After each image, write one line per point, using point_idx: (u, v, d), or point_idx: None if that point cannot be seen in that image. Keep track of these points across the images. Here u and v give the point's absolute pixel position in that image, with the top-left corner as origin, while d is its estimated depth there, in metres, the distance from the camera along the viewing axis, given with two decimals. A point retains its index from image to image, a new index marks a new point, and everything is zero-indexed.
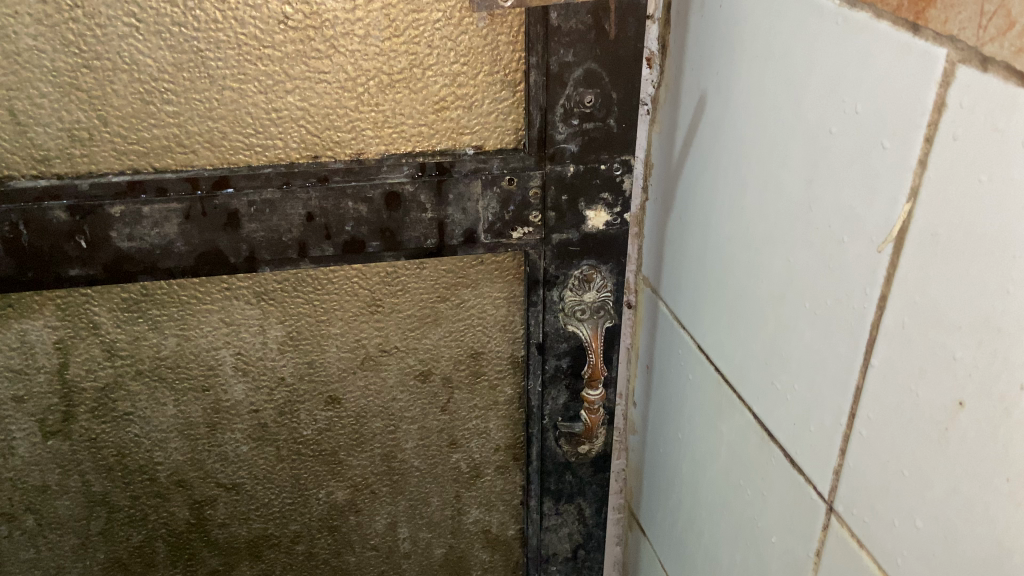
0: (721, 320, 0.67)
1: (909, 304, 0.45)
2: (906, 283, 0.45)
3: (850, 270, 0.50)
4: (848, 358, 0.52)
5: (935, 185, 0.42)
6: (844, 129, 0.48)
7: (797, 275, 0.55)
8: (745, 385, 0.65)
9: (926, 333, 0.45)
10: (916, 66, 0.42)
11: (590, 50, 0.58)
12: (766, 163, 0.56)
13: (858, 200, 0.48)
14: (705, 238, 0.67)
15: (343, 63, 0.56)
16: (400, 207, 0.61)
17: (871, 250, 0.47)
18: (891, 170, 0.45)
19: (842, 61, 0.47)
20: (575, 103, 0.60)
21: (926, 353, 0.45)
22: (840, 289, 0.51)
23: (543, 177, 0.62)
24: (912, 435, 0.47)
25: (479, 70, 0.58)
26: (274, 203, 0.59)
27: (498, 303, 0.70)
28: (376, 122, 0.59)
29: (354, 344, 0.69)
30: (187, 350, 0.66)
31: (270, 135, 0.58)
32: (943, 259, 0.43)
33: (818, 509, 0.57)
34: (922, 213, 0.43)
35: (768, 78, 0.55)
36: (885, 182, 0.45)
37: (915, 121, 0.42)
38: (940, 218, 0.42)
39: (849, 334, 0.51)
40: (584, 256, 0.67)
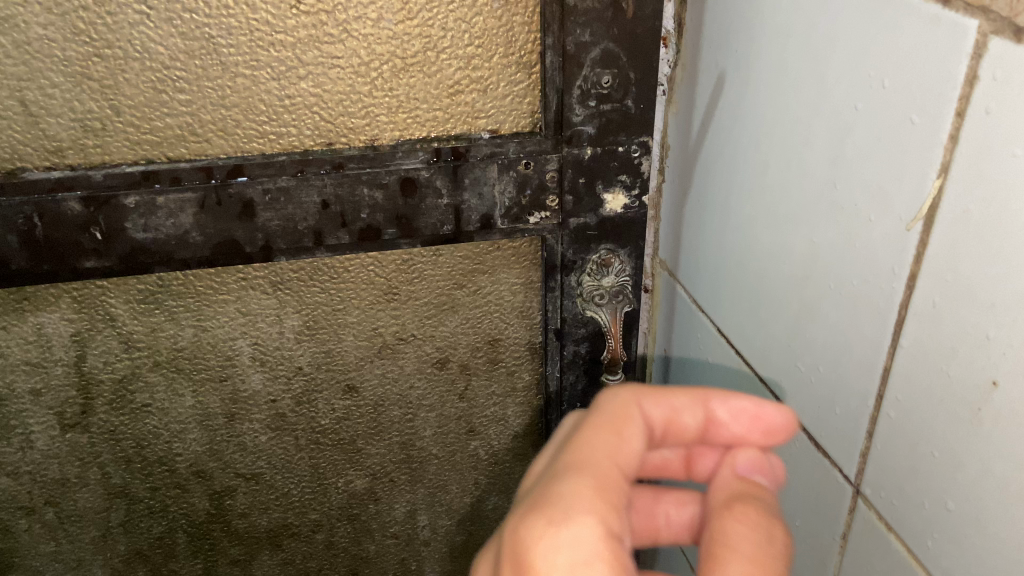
0: (741, 302, 0.66)
1: (940, 281, 0.45)
2: (937, 260, 0.44)
3: (878, 249, 0.49)
4: (876, 338, 0.51)
5: (966, 161, 0.41)
6: (870, 105, 0.47)
7: (822, 256, 0.54)
8: (767, 367, 0.64)
9: (958, 312, 0.44)
10: (947, 39, 0.41)
11: (607, 29, 0.57)
12: (788, 141, 0.55)
13: (886, 178, 0.47)
14: (725, 219, 0.66)
15: (356, 48, 0.55)
16: (416, 194, 0.60)
17: (900, 228, 0.46)
18: (921, 146, 0.44)
19: (868, 35, 0.46)
20: (592, 84, 0.59)
21: (959, 332, 0.44)
22: (867, 269, 0.50)
23: (560, 161, 0.61)
24: (943, 416, 0.46)
25: (494, 52, 0.58)
26: (289, 191, 0.58)
27: (515, 290, 0.69)
28: (390, 108, 0.58)
29: (371, 333, 0.68)
30: (204, 341, 0.65)
31: (284, 122, 0.57)
32: (974, 237, 0.42)
33: (844, 492, 0.57)
34: (954, 190, 0.42)
35: (790, 55, 0.54)
36: (915, 159, 0.44)
37: (946, 94, 0.41)
38: (972, 195, 0.41)
39: (877, 313, 0.50)
40: (602, 240, 0.66)
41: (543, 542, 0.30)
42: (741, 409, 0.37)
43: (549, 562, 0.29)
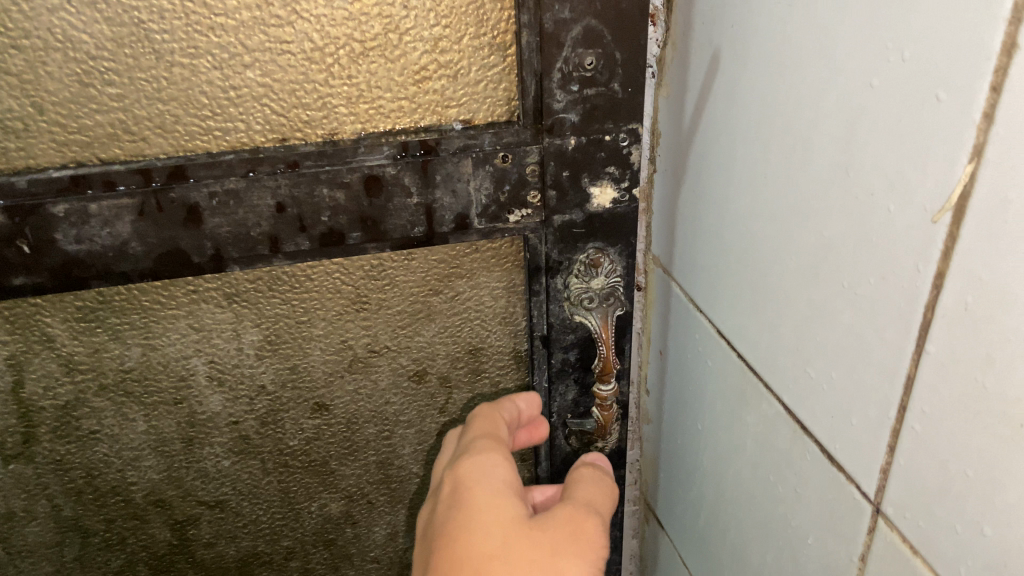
0: (744, 302, 0.60)
1: (973, 278, 0.37)
2: (970, 253, 0.37)
3: (899, 244, 0.42)
4: (896, 346, 0.44)
5: (1004, 138, 0.34)
6: (887, 82, 0.40)
7: (835, 251, 0.47)
8: (774, 374, 0.58)
9: (994, 315, 0.37)
10: (976, 3, 0.34)
11: (588, 4, 0.50)
12: (796, 125, 0.49)
13: (908, 162, 0.40)
14: (726, 211, 0.60)
15: (308, 31, 0.49)
16: (382, 193, 0.54)
17: (925, 220, 0.40)
18: (948, 126, 0.37)
19: (885, 1, 0.39)
20: (574, 66, 0.52)
21: (995, 336, 0.37)
22: (886, 267, 0.43)
23: (541, 152, 0.55)
24: (976, 434, 0.39)
25: (463, 33, 0.52)
26: (239, 194, 0.52)
27: (496, 295, 0.63)
28: (350, 98, 0.53)
29: (340, 346, 0.62)
30: (154, 361, 0.59)
31: (231, 116, 0.51)
32: (1015, 230, 0.34)
33: (862, 511, 0.50)
34: (989, 175, 0.35)
35: (798, 29, 0.47)
36: (942, 141, 0.37)
37: (977, 66, 0.35)
38: (1011, 180, 0.34)
39: (898, 317, 0.43)
40: (590, 238, 0.60)
41: (470, 467, 0.49)
42: (532, 400, 0.63)
43: (473, 467, 0.49)
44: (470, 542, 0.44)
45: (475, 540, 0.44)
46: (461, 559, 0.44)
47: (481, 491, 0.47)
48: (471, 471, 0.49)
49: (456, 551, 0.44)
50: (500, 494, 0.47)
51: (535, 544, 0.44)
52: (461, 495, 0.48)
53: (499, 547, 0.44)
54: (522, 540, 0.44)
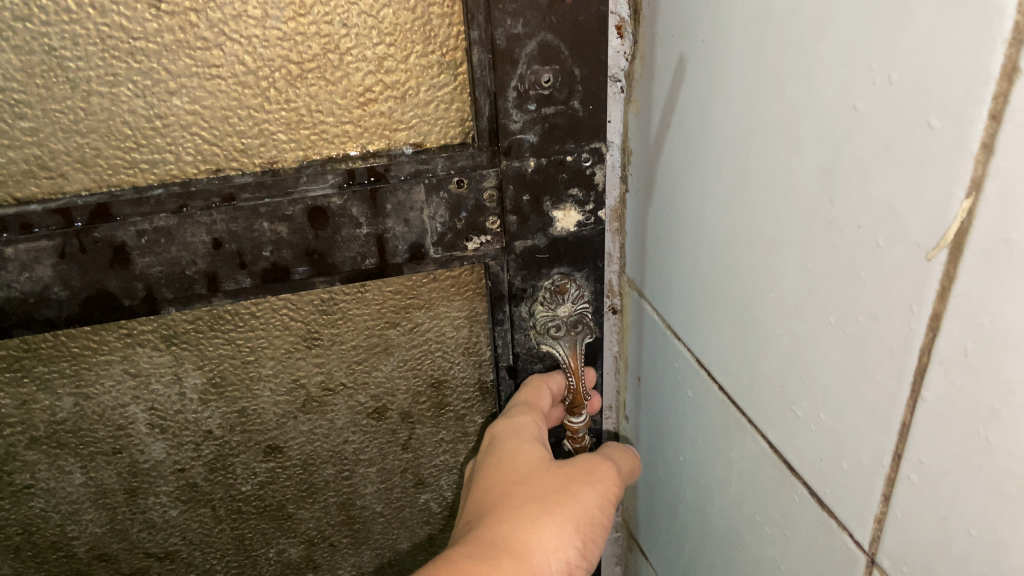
0: (719, 326, 0.53)
1: (969, 315, 0.30)
2: (971, 296, 0.30)
3: (887, 284, 0.35)
4: (887, 393, 0.36)
5: (1009, 173, 0.27)
6: (872, 107, 0.33)
7: (817, 287, 0.40)
8: (756, 406, 0.50)
9: (999, 361, 0.30)
10: (969, 29, 0.27)
11: (543, 19, 0.47)
12: (770, 146, 0.42)
13: (896, 196, 0.33)
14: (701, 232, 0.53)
15: (238, 53, 0.45)
16: (329, 225, 0.50)
17: (917, 255, 0.32)
18: (941, 159, 0.30)
19: (866, 14, 0.32)
20: (530, 83, 0.49)
21: (1000, 390, 0.30)
22: (875, 307, 0.36)
23: (498, 176, 0.52)
24: (978, 492, 0.32)
25: (409, 51, 0.48)
26: (171, 231, 0.48)
27: (458, 325, 0.59)
28: (289, 123, 0.48)
29: (292, 386, 0.58)
30: (89, 410, 0.55)
31: (158, 147, 0.47)
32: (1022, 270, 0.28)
33: (856, 560, 0.42)
34: (991, 209, 0.28)
35: (769, 41, 0.40)
36: (934, 175, 0.30)
37: (971, 96, 0.28)
38: (1018, 214, 0.27)
39: (889, 362, 0.36)
40: (554, 264, 0.56)
41: (504, 421, 0.55)
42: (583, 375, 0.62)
43: (508, 419, 0.55)
44: (499, 472, 0.51)
45: (504, 468, 0.51)
46: (492, 485, 0.51)
47: (512, 436, 0.53)
48: (504, 424, 0.55)
49: (484, 482, 0.51)
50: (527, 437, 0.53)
51: (551, 471, 0.51)
52: (494, 442, 0.54)
53: (520, 474, 0.51)
54: (541, 469, 0.51)
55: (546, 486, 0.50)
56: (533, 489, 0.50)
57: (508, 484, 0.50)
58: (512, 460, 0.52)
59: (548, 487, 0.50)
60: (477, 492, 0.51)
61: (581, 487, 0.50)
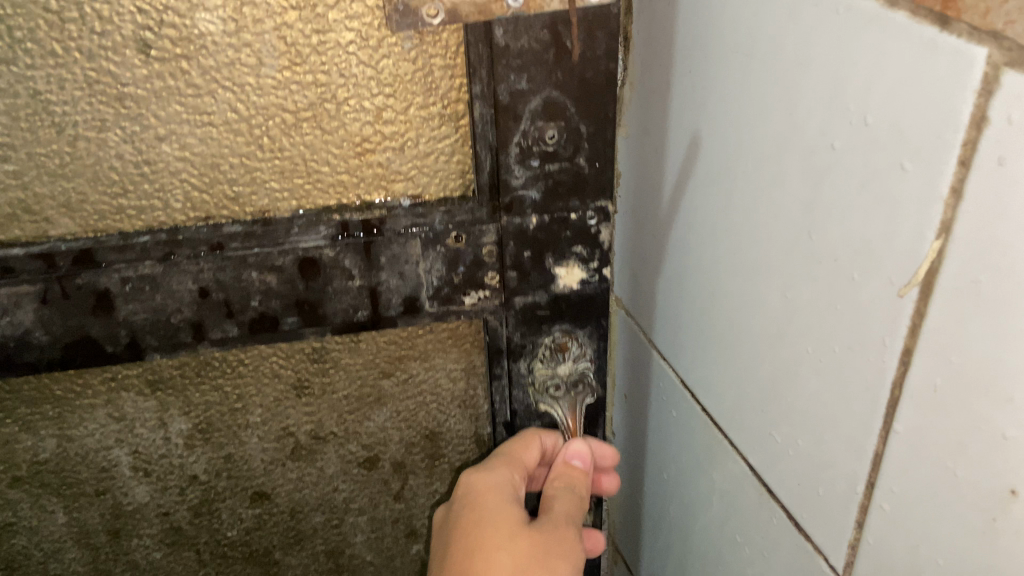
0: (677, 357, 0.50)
1: (938, 356, 0.28)
2: (944, 336, 0.27)
3: (852, 334, 0.32)
4: (852, 450, 0.33)
5: (978, 210, 0.25)
6: (838, 150, 0.30)
7: (780, 326, 0.37)
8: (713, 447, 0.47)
9: (970, 406, 0.27)
10: (942, 72, 0.25)
11: (549, 75, 0.45)
12: (730, 172, 0.39)
13: (865, 235, 0.30)
14: (654, 257, 0.50)
15: (231, 101, 0.44)
16: (320, 276, 0.49)
17: (884, 307, 0.29)
18: (912, 209, 0.27)
19: (827, 40, 0.30)
20: (534, 139, 0.47)
21: (970, 432, 0.27)
22: (840, 359, 0.33)
23: (498, 231, 0.50)
24: (950, 551, 0.29)
25: (409, 102, 0.46)
26: (156, 279, 0.46)
27: (454, 378, 0.57)
28: (283, 171, 0.47)
29: (280, 434, 0.56)
30: (71, 452, 0.53)
31: (146, 194, 0.45)
32: (995, 307, 0.25)
33: None
34: (962, 249, 0.26)
35: (729, 60, 0.37)
36: (904, 216, 0.28)
37: (944, 137, 0.25)
38: (989, 255, 0.25)
39: (854, 420, 0.33)
40: (555, 321, 0.54)
41: (483, 477, 0.51)
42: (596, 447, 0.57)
43: (487, 475, 0.51)
44: (480, 537, 0.46)
45: (487, 533, 0.46)
46: (473, 552, 0.46)
47: (492, 497, 0.49)
48: (483, 482, 0.50)
49: (463, 546, 0.46)
50: (507, 500, 0.49)
51: (535, 540, 0.46)
52: (471, 499, 0.49)
53: (504, 542, 0.46)
54: (525, 536, 0.46)
55: (531, 559, 0.45)
56: (519, 562, 0.45)
57: (491, 553, 0.45)
58: (494, 525, 0.47)
59: (533, 560, 0.45)
60: (454, 558, 0.46)
61: (564, 560, 0.46)
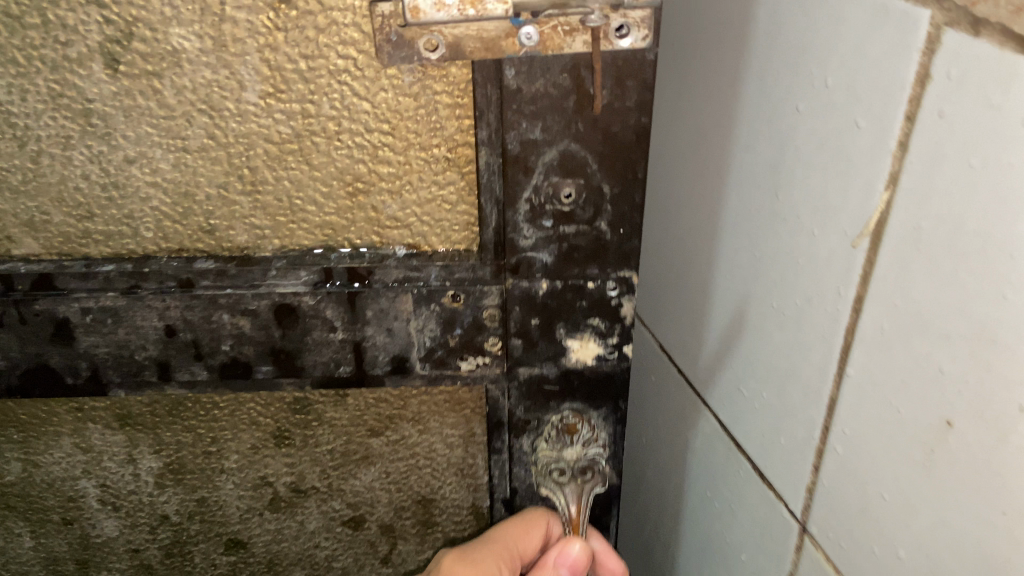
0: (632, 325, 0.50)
1: (884, 299, 0.26)
2: (886, 278, 0.26)
3: (795, 297, 0.31)
4: (794, 414, 0.33)
5: (912, 159, 0.24)
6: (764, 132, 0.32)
7: (746, 285, 0.35)
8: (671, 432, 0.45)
9: (907, 346, 0.26)
10: (888, 37, 0.24)
11: (567, 125, 0.38)
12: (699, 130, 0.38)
13: (822, 187, 0.28)
14: (638, 218, 0.47)
15: (208, 127, 0.39)
16: (298, 325, 0.43)
17: (838, 259, 0.28)
18: (862, 169, 0.26)
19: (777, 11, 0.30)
20: (547, 197, 0.40)
21: (910, 382, 0.26)
22: (781, 322, 0.33)
23: (502, 294, 0.43)
24: (896, 525, 0.27)
25: (408, 142, 0.40)
26: (119, 313, 0.42)
27: (452, 444, 0.51)
28: (265, 208, 0.42)
29: (257, 483, 0.52)
30: (38, 478, 0.51)
31: (114, 219, 0.41)
32: (932, 265, 0.24)
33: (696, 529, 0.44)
34: (908, 202, 0.24)
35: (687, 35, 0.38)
36: (854, 177, 0.27)
37: (892, 93, 0.24)
38: (931, 205, 0.24)
39: (802, 389, 0.32)
40: (565, 398, 0.47)
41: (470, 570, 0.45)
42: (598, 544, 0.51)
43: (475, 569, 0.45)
44: None
45: None
46: None
47: None
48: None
49: None
50: None
51: None
52: None
53: None
54: None
55: None
56: None
57: None
58: None
59: None
60: None
61: None
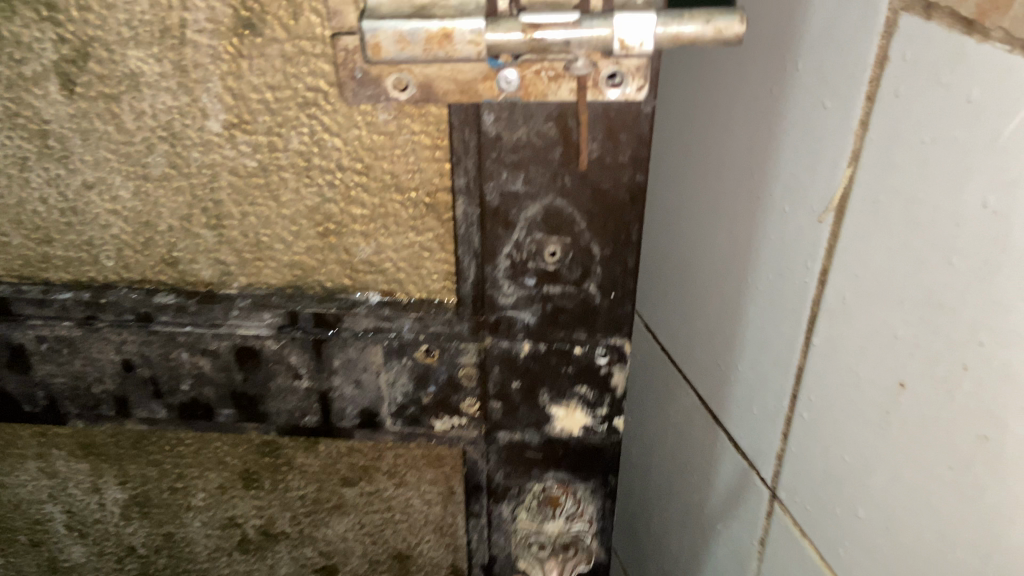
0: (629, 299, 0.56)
1: (863, 211, 0.30)
2: (874, 196, 0.29)
3: (901, 256, 0.29)
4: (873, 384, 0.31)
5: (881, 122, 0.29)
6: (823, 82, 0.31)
7: (778, 243, 0.36)
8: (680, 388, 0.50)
9: (926, 225, 0.27)
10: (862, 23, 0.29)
11: (553, 178, 0.34)
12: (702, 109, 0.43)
13: (939, 147, 0.26)
14: (653, 187, 0.51)
15: (169, 155, 0.36)
16: (260, 370, 0.40)
17: (864, 202, 0.30)
18: (912, 125, 0.27)
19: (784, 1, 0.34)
20: (529, 253, 0.36)
21: (891, 305, 0.29)
22: (883, 289, 0.30)
23: (480, 354, 0.39)
24: (898, 456, 0.30)
25: (383, 182, 0.37)
26: (75, 343, 0.40)
27: (430, 500, 0.47)
28: (230, 243, 0.39)
29: (225, 523, 0.49)
30: (4, 498, 0.49)
31: (74, 244, 0.39)
32: (922, 156, 0.27)
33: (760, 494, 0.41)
34: (864, 172, 0.30)
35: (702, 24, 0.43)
36: (899, 149, 0.28)
37: (931, 75, 0.26)
38: (915, 101, 0.27)
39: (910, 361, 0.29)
40: (549, 467, 0.43)
41: None
42: None
43: None
44: None
45: None
46: None
47: None
48: None
49: None
50: None
51: None
52: None
53: None
54: None
55: None
56: None
57: None
58: None
59: None
60: None
61: None
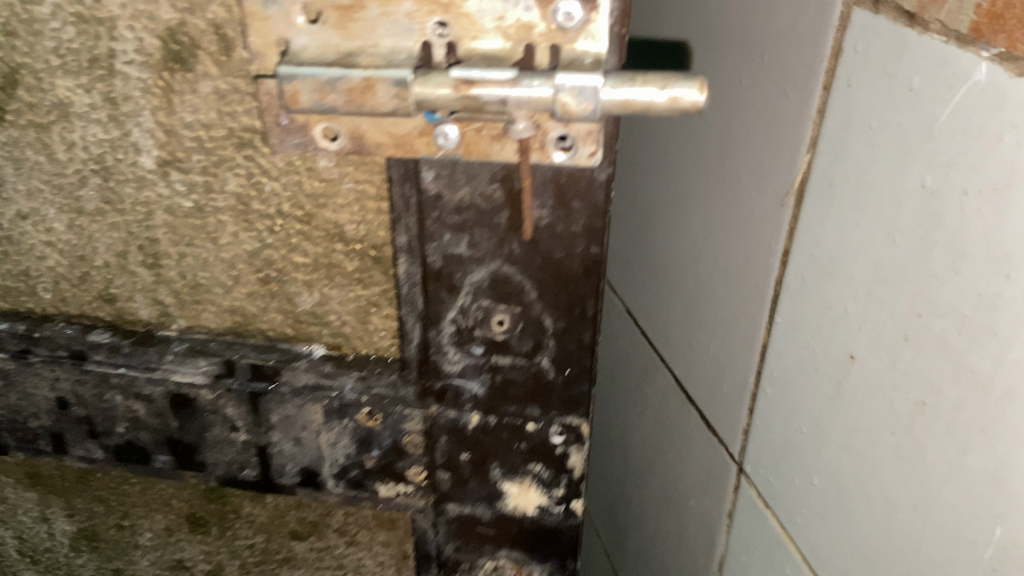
0: (635, 279, 0.61)
1: (818, 194, 0.35)
2: (818, 184, 0.35)
3: (847, 234, 0.34)
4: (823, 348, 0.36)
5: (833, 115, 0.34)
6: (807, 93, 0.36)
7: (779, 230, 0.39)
8: (680, 362, 0.53)
9: (873, 208, 0.32)
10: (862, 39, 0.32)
11: (500, 243, 0.31)
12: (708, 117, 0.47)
13: (880, 141, 0.31)
14: (663, 182, 0.54)
15: (103, 189, 0.34)
16: (195, 419, 0.38)
17: (825, 189, 0.35)
18: (879, 118, 0.31)
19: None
20: (475, 321, 0.33)
21: (833, 275, 0.35)
22: (848, 264, 0.34)
23: (426, 422, 0.36)
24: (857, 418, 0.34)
25: (327, 232, 0.34)
26: (10, 376, 0.39)
27: (383, 561, 0.44)
28: (168, 283, 0.36)
29: (173, 566, 0.47)
30: None
31: (12, 274, 0.37)
32: (861, 144, 0.32)
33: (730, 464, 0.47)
34: (834, 157, 0.34)
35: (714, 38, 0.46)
36: (880, 138, 0.31)
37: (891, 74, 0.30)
38: (857, 96, 0.32)
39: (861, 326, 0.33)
40: (502, 544, 0.39)
41: None
42: None
43: None
44: None
45: None
46: None
47: None
48: None
49: None
50: None
51: None
52: None
53: None
54: None
55: None
56: None
57: None
58: None
59: None
60: None
61: None
